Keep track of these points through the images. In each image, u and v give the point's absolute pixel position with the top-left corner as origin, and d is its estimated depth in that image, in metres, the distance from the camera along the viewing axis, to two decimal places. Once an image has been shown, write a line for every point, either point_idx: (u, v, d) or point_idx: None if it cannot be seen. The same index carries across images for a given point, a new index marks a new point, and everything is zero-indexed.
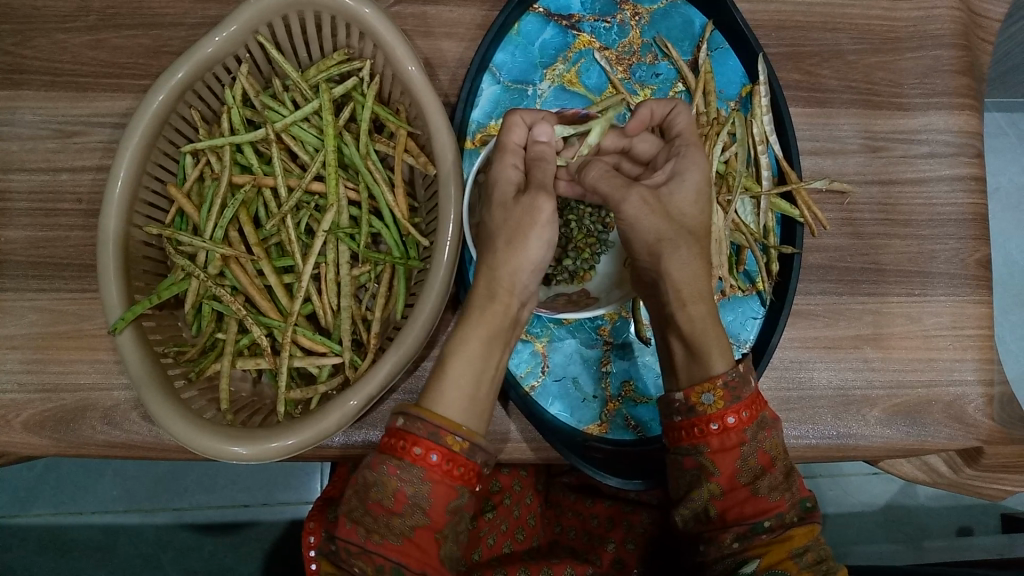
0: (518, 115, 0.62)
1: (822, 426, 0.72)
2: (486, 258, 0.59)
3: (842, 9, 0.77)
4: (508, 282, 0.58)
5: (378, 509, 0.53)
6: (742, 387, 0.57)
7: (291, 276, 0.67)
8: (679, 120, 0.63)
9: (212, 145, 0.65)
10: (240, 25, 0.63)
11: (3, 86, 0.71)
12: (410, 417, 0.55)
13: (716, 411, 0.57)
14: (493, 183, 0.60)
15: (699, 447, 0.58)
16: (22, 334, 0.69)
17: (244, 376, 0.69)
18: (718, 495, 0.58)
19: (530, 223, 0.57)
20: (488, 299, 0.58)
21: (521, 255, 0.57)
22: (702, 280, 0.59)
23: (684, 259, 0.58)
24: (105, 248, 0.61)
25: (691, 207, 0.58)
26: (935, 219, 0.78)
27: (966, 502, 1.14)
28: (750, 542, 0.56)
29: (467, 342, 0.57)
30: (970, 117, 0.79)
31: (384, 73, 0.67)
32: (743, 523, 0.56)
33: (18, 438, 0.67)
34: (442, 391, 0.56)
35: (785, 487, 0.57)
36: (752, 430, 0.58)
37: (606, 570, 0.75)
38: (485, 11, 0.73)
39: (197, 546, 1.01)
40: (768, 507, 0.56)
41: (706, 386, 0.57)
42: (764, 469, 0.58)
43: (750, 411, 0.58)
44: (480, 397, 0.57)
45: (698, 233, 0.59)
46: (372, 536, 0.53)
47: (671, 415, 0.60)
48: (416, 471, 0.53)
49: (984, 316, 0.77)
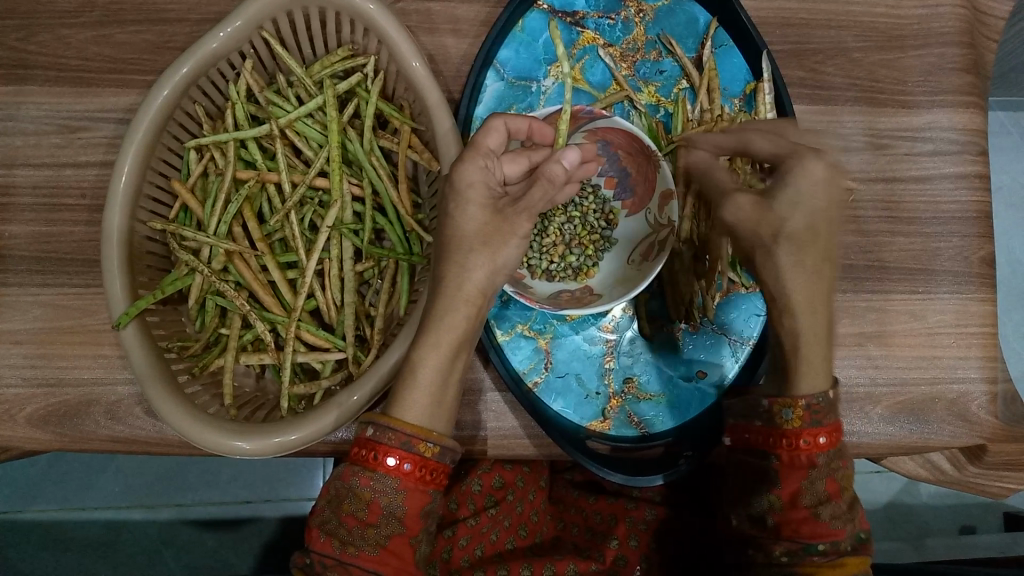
0: (500, 120, 0.58)
1: (869, 420, 0.73)
2: (453, 259, 0.57)
3: (845, 7, 0.77)
4: (479, 284, 0.57)
5: (353, 522, 0.53)
6: (824, 413, 0.57)
7: (294, 271, 0.67)
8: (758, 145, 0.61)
9: (216, 140, 0.65)
10: (245, 20, 0.63)
11: (8, 81, 0.71)
12: (379, 427, 0.54)
13: (794, 428, 0.57)
14: (463, 185, 0.56)
15: (769, 456, 0.58)
16: (25, 329, 0.69)
17: (248, 371, 0.69)
18: (778, 507, 0.57)
19: (510, 234, 0.57)
20: (460, 301, 0.57)
21: (496, 258, 0.57)
22: (809, 291, 0.59)
23: (789, 267, 0.58)
24: (109, 243, 0.61)
25: (801, 215, 0.57)
26: (939, 216, 0.77)
27: (970, 501, 1.14)
28: (800, 560, 0.54)
29: (437, 349, 0.56)
30: (974, 115, 0.79)
31: (389, 69, 0.68)
32: (795, 540, 0.55)
33: (22, 432, 0.68)
34: (411, 399, 0.55)
35: (846, 517, 0.55)
36: (825, 456, 0.57)
37: (609, 567, 0.74)
38: (490, 7, 0.73)
39: (199, 541, 1.01)
40: (825, 532, 0.55)
41: (786, 401, 0.57)
42: (830, 496, 0.56)
43: (830, 437, 0.57)
44: (445, 401, 0.57)
45: (800, 239, 0.58)
46: (348, 548, 0.52)
47: (752, 418, 0.60)
48: (389, 481, 0.53)
49: (988, 313, 0.77)
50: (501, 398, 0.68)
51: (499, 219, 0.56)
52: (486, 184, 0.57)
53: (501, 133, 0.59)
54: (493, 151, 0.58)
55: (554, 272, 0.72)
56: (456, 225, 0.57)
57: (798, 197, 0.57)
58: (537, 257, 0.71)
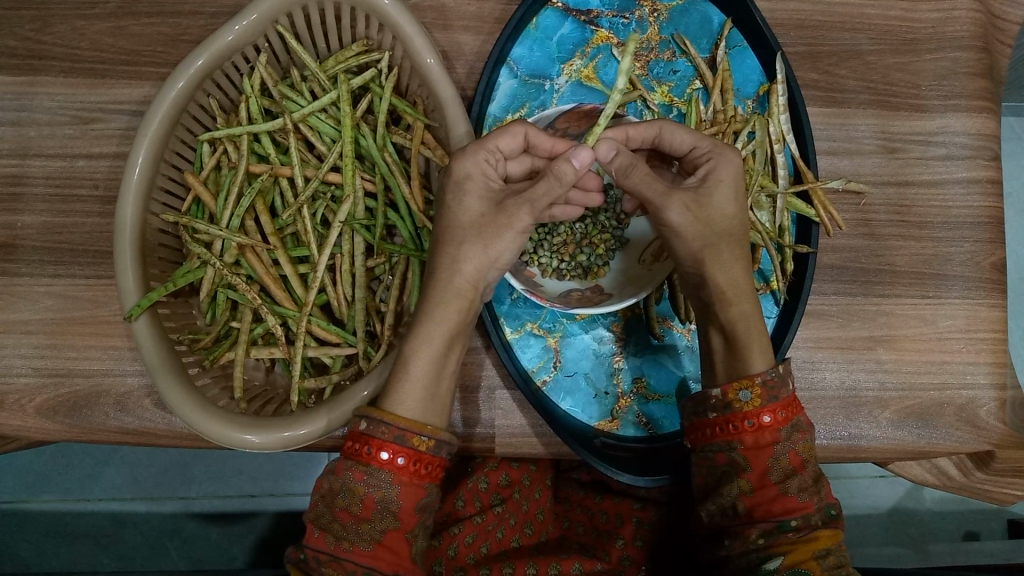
0: (522, 126, 0.58)
1: (880, 427, 0.73)
2: (446, 249, 0.57)
3: (860, 9, 0.76)
4: (470, 277, 0.58)
5: (347, 516, 0.54)
6: (779, 387, 0.59)
7: (306, 266, 0.67)
8: (675, 138, 0.61)
9: (229, 134, 0.65)
10: (260, 14, 0.63)
11: (23, 72, 0.71)
12: (372, 420, 0.54)
13: (753, 409, 0.58)
14: (460, 178, 0.57)
15: (732, 443, 0.59)
16: (36, 320, 0.69)
17: (258, 365, 0.69)
18: (748, 492, 0.58)
19: (506, 226, 0.57)
20: (451, 294, 0.57)
21: (489, 251, 0.57)
22: (744, 281, 0.62)
23: (726, 263, 0.61)
24: (122, 234, 0.61)
25: (731, 206, 0.60)
26: (951, 221, 0.77)
27: (973, 507, 1.14)
28: (775, 539, 0.56)
29: (430, 341, 0.57)
30: (987, 120, 0.79)
31: (403, 65, 0.68)
32: (770, 520, 0.57)
33: (31, 422, 0.68)
34: (404, 390, 0.56)
35: (814, 489, 0.58)
36: (787, 430, 0.58)
37: (614, 566, 0.74)
38: (503, 4, 0.72)
39: (203, 533, 1.02)
40: (797, 507, 0.57)
41: (744, 383, 0.58)
42: (796, 470, 0.58)
43: (786, 412, 0.59)
44: (439, 393, 0.57)
45: (735, 233, 0.61)
46: (342, 544, 0.53)
47: (705, 411, 0.61)
48: (383, 476, 0.53)
49: (998, 319, 0.77)
50: (509, 396, 0.69)
51: (496, 211, 0.57)
52: (486, 178, 0.57)
53: (519, 140, 0.59)
54: (501, 152, 0.58)
55: (564, 271, 0.72)
56: (451, 217, 0.58)
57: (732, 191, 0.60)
58: (548, 256, 0.71)
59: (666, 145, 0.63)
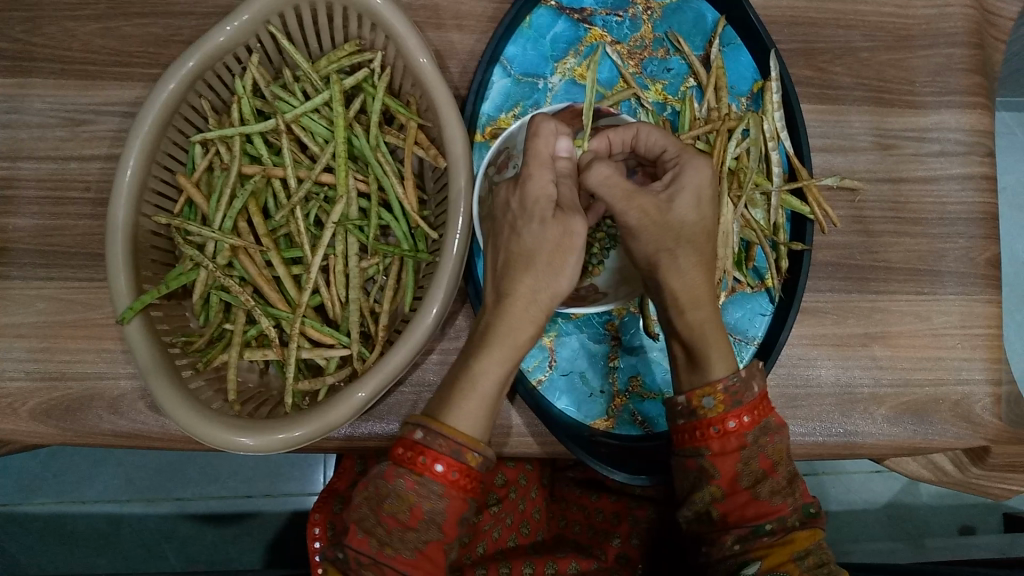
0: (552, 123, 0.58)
1: (875, 424, 0.73)
2: (520, 270, 0.56)
3: (854, 5, 0.76)
4: (539, 298, 0.56)
5: (392, 523, 0.52)
6: (743, 391, 0.58)
7: (299, 267, 0.66)
8: (649, 138, 0.61)
9: (222, 135, 0.65)
10: (252, 14, 0.62)
11: (13, 73, 0.71)
12: (430, 431, 0.52)
13: (717, 414, 0.58)
14: (529, 198, 0.56)
15: (700, 450, 0.58)
16: (29, 323, 0.69)
17: (252, 367, 0.68)
18: (720, 498, 0.58)
19: (569, 246, 0.56)
20: (522, 313, 0.56)
21: (556, 275, 0.56)
22: (703, 288, 0.59)
23: (683, 267, 0.59)
24: (113, 237, 0.60)
25: (692, 213, 0.58)
26: (945, 217, 0.77)
27: (970, 502, 1.15)
28: (752, 544, 0.56)
29: (498, 361, 0.55)
30: (981, 116, 0.79)
31: (396, 65, 0.67)
32: (744, 526, 0.57)
33: (25, 426, 0.67)
34: (465, 409, 0.54)
35: (787, 491, 0.58)
36: (753, 433, 0.58)
37: (611, 565, 0.74)
38: (497, 3, 0.72)
39: (200, 536, 1.02)
40: (769, 511, 0.57)
41: (707, 390, 0.58)
42: (766, 473, 0.58)
43: (752, 415, 0.58)
44: (494, 411, 0.55)
45: (697, 239, 0.59)
46: (384, 548, 0.52)
47: (674, 418, 0.61)
48: (434, 487, 0.51)
49: (992, 314, 0.77)
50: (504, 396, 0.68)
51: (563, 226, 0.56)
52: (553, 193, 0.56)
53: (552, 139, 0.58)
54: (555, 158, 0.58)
55: None
56: (524, 232, 0.56)
57: (696, 198, 0.58)
58: None
59: (641, 147, 0.62)
